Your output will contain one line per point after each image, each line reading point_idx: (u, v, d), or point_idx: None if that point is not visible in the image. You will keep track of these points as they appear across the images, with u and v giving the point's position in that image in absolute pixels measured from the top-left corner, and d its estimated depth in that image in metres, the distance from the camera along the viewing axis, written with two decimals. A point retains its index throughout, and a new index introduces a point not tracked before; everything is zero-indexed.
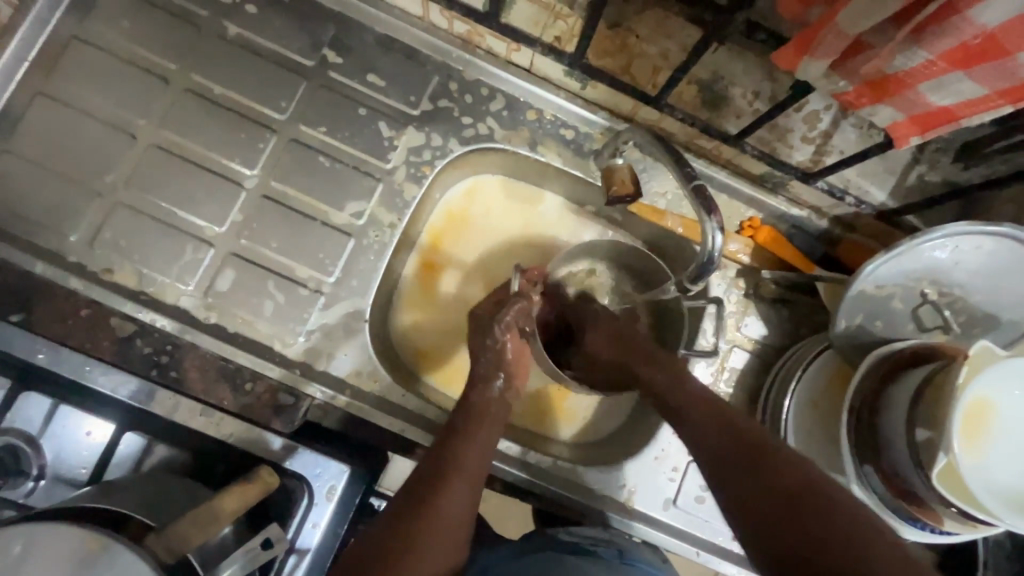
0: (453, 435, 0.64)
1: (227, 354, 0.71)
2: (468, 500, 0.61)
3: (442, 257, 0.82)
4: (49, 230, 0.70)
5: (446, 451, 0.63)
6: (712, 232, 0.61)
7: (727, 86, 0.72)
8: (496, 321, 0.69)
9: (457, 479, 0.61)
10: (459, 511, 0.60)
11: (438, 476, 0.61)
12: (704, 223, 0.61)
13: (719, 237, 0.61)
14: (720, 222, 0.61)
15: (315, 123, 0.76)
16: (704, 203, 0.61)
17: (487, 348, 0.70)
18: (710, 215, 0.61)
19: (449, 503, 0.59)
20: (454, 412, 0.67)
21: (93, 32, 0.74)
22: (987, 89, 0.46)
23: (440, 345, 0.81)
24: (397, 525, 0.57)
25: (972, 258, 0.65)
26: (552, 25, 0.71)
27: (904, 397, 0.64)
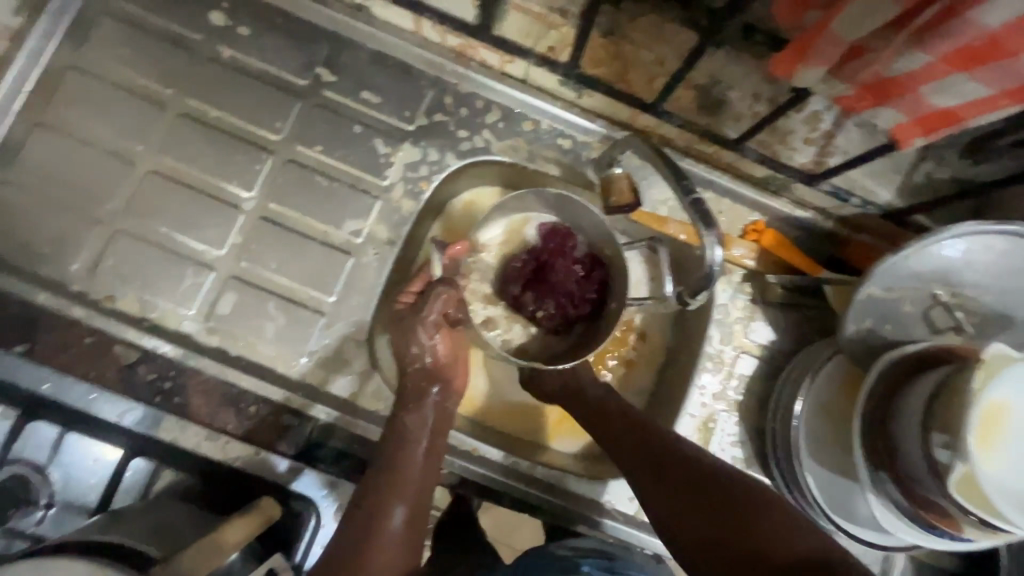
0: (380, 477, 0.62)
1: (230, 378, 0.71)
2: (397, 545, 0.59)
3: None
4: (51, 259, 0.71)
5: (372, 496, 0.61)
6: (710, 246, 0.59)
7: (725, 89, 0.70)
8: (420, 323, 0.67)
9: (383, 529, 0.59)
10: (389, 558, 0.58)
11: (366, 526, 0.59)
12: (701, 236, 0.60)
13: (717, 252, 0.59)
14: (719, 235, 0.60)
15: (311, 143, 0.76)
16: (703, 216, 0.60)
17: (418, 356, 0.68)
18: (709, 229, 0.59)
19: (379, 553, 0.58)
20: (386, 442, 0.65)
21: (89, 60, 0.75)
22: (993, 90, 0.45)
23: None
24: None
25: (982, 258, 0.64)
26: (545, 35, 0.70)
27: (917, 402, 0.63)
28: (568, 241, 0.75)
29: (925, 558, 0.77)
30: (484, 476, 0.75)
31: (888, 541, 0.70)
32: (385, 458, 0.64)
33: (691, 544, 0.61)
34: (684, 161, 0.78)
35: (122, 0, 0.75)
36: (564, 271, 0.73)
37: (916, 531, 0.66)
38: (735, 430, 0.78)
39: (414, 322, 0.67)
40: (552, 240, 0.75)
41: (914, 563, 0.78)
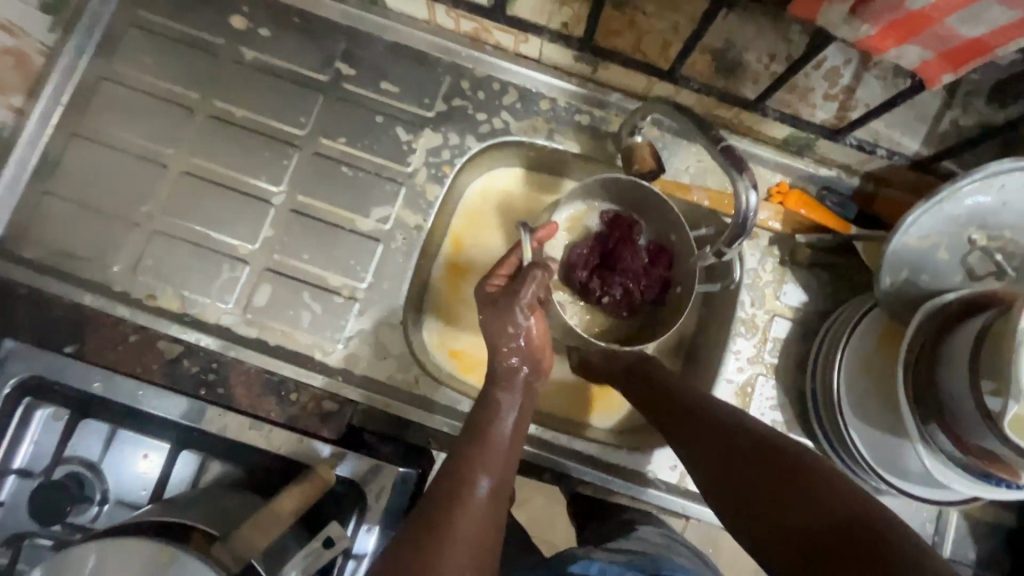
0: (466, 453, 0.61)
1: (270, 367, 0.72)
2: (482, 519, 0.56)
3: (466, 259, 0.82)
4: (94, 262, 0.73)
5: (458, 468, 0.59)
6: (745, 191, 0.59)
7: (741, 52, 0.71)
8: (518, 298, 0.67)
9: (470, 502, 0.56)
10: (474, 531, 0.55)
11: (452, 498, 0.56)
12: (735, 183, 0.59)
13: (754, 195, 0.58)
14: (753, 180, 0.59)
15: (335, 135, 0.78)
16: (734, 161, 0.59)
17: (509, 337, 0.66)
18: (741, 173, 0.58)
19: (465, 524, 0.55)
20: (473, 420, 0.65)
21: (119, 71, 0.78)
22: (1019, 14, 0.44)
23: (467, 343, 0.81)
24: (408, 551, 0.52)
25: (1018, 197, 0.63)
26: (558, 12, 0.72)
27: (963, 347, 0.61)
28: (632, 231, 0.76)
29: (979, 514, 0.76)
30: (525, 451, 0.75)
31: (941, 496, 0.69)
32: (472, 435, 0.63)
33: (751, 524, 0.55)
34: None
35: (148, 12, 0.79)
36: (631, 255, 0.75)
37: (971, 481, 0.64)
38: (773, 395, 0.77)
39: (511, 300, 0.67)
40: (617, 229, 0.77)
41: (968, 521, 0.76)
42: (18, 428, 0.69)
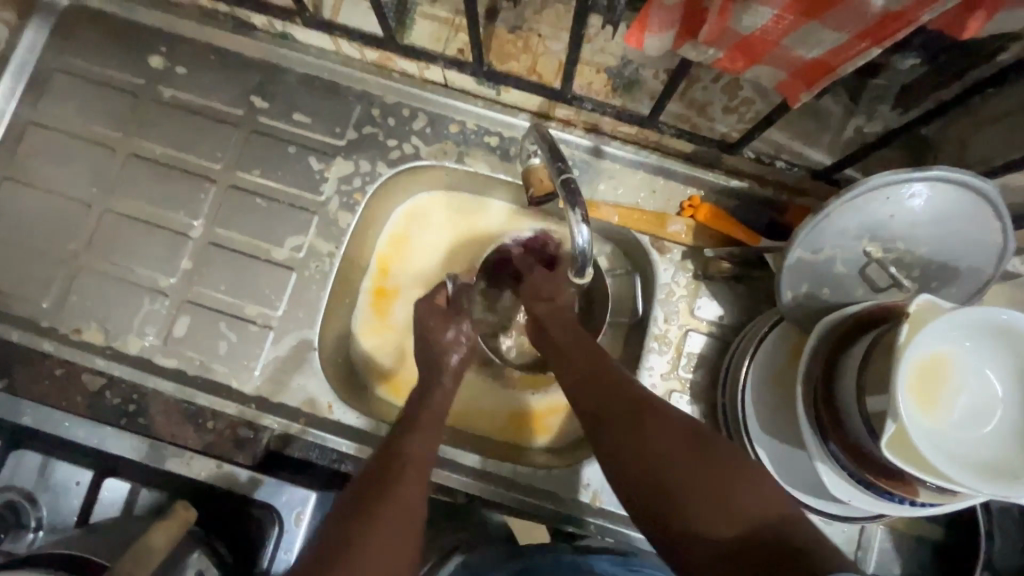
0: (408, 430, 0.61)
1: (188, 396, 0.75)
2: (422, 489, 0.55)
3: (391, 283, 0.84)
4: (24, 300, 0.77)
5: (399, 445, 0.59)
6: (576, 225, 0.60)
7: (638, 69, 0.71)
8: (461, 317, 0.74)
9: (415, 474, 0.56)
10: (414, 502, 0.54)
11: (397, 469, 0.56)
12: (569, 215, 0.60)
13: (583, 230, 0.60)
14: (585, 213, 0.61)
15: (250, 167, 0.80)
16: (570, 194, 0.60)
17: (449, 336, 0.72)
18: (573, 207, 0.60)
19: (407, 491, 0.54)
20: (413, 408, 0.65)
21: (47, 114, 0.81)
22: (846, 35, 0.44)
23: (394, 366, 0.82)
24: (348, 516, 0.51)
25: (910, 208, 0.61)
26: (454, 39, 0.74)
27: (853, 366, 0.61)
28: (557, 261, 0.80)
29: (904, 528, 0.74)
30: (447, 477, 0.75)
31: (852, 512, 0.68)
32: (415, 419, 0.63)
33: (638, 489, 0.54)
34: (610, 145, 0.78)
35: (72, 56, 0.82)
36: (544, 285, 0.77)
37: (873, 499, 0.64)
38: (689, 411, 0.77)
39: (454, 314, 0.74)
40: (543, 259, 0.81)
41: (894, 534, 0.74)
42: None
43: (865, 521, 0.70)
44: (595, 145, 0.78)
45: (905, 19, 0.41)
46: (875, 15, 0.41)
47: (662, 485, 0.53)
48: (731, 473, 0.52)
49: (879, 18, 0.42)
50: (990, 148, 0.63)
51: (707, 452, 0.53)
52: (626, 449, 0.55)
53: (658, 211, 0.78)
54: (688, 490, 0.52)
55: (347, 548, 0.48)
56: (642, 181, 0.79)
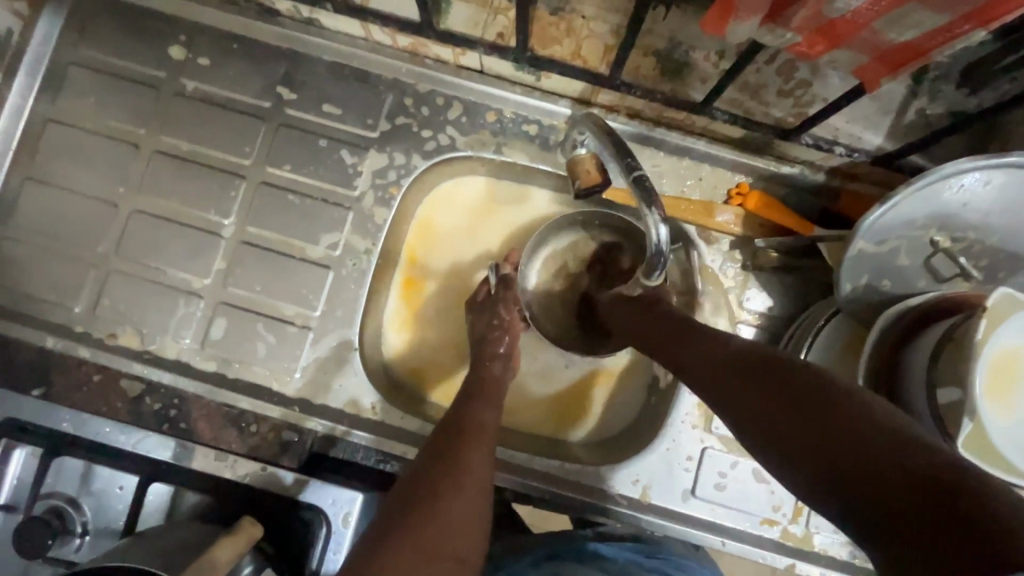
0: (469, 402, 0.63)
1: (230, 400, 0.74)
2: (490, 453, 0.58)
3: (421, 275, 0.81)
4: (56, 305, 0.75)
5: (462, 413, 0.62)
6: (653, 225, 0.59)
7: (688, 51, 0.67)
8: (501, 304, 0.73)
9: (481, 439, 0.59)
10: (486, 466, 0.56)
11: (464, 435, 0.58)
12: (644, 216, 0.59)
13: (662, 229, 0.58)
14: (662, 212, 0.59)
15: (280, 162, 0.77)
16: (644, 193, 0.58)
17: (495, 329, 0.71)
18: (651, 207, 0.58)
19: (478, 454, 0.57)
20: (469, 384, 0.66)
21: (66, 111, 0.78)
22: (950, 17, 0.41)
23: (438, 367, 0.81)
24: (427, 478, 0.54)
25: (981, 197, 0.59)
26: (493, 22, 0.70)
27: (921, 361, 0.59)
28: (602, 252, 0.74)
29: None
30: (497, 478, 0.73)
31: None
32: (474, 390, 0.65)
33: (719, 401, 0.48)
34: (656, 131, 0.75)
35: (88, 48, 0.78)
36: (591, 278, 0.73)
37: None
38: None
39: (493, 302, 0.74)
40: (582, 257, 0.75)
41: None
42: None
43: None
44: (640, 132, 0.75)
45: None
46: None
47: (769, 431, 0.43)
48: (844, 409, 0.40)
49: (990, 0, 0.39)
50: None
51: (779, 370, 0.45)
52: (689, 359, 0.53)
53: (704, 199, 0.75)
54: (764, 403, 0.45)
55: (431, 507, 0.51)
56: (688, 169, 0.76)
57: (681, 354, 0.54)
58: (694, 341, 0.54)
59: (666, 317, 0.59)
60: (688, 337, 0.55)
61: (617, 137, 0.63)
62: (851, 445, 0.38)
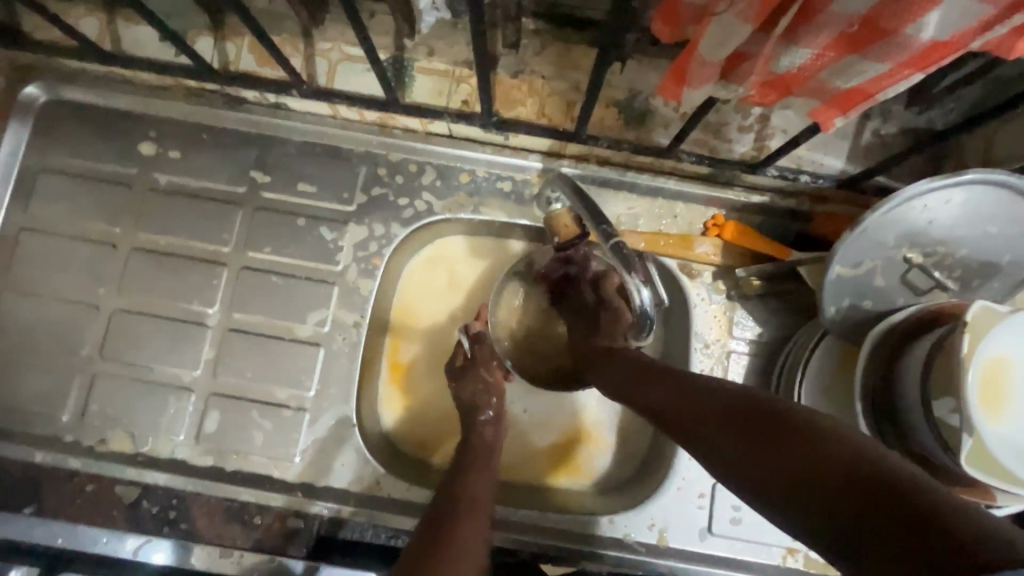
0: (463, 472, 0.64)
1: (230, 493, 0.72)
2: (484, 528, 0.58)
3: (408, 353, 0.81)
4: (42, 416, 0.73)
5: (457, 482, 0.62)
6: (636, 288, 0.60)
7: (647, 99, 0.70)
8: (481, 365, 0.74)
9: (473, 511, 0.59)
10: (479, 540, 0.56)
11: (457, 506, 0.59)
12: (626, 280, 0.60)
13: (644, 291, 0.60)
14: (643, 275, 0.61)
15: (260, 246, 0.77)
16: (625, 259, 0.60)
17: (480, 390, 0.72)
18: (631, 271, 0.60)
19: (470, 518, 0.57)
20: (458, 456, 0.67)
21: (38, 217, 0.77)
22: (889, 65, 0.42)
23: (436, 435, 0.80)
24: (420, 554, 0.52)
25: (945, 212, 0.60)
26: (457, 91, 0.72)
27: (914, 378, 0.60)
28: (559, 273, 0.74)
29: None
30: (510, 539, 0.72)
31: None
32: (464, 459, 0.66)
33: (701, 437, 0.48)
34: (627, 175, 0.77)
35: (58, 153, 0.78)
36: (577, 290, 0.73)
37: None
38: None
39: (473, 365, 0.74)
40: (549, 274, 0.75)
41: None
42: None
43: None
44: (611, 177, 0.76)
45: (955, 46, 0.39)
46: (924, 45, 0.39)
47: (735, 454, 0.45)
48: (812, 435, 0.41)
49: (925, 48, 0.40)
50: None
51: (763, 412, 0.45)
52: (669, 398, 0.53)
53: (682, 233, 0.76)
54: (733, 440, 0.46)
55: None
56: (663, 208, 0.78)
57: (665, 387, 0.55)
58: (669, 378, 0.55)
59: (648, 363, 0.59)
60: (658, 375, 0.56)
61: (588, 197, 0.66)
62: (832, 468, 0.38)
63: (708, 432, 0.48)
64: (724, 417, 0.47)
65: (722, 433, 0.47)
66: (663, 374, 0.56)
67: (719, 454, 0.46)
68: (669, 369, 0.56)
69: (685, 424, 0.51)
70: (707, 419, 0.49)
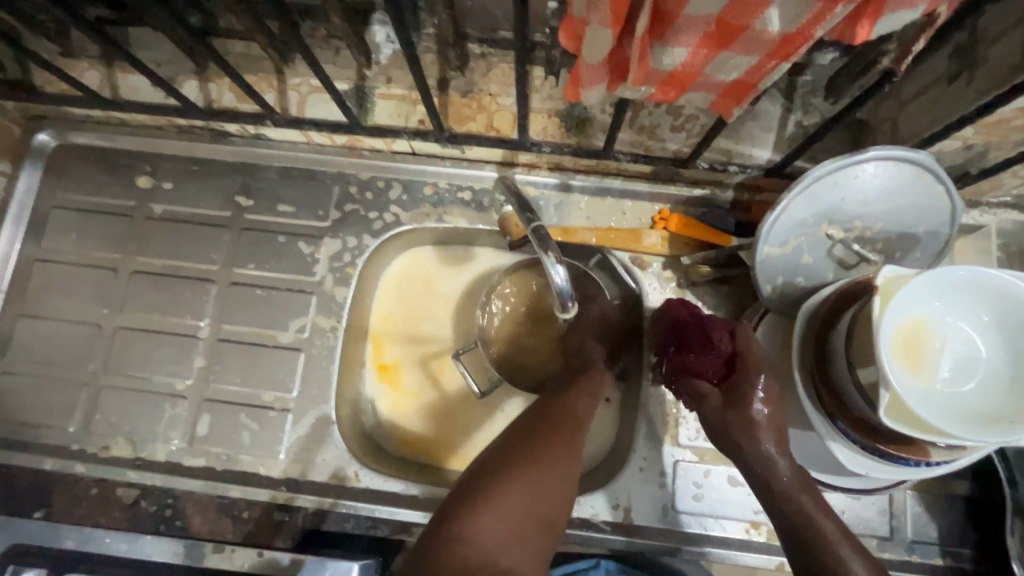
0: (538, 441, 0.62)
1: (220, 491, 0.77)
2: (533, 497, 0.58)
3: (390, 356, 0.87)
4: (51, 427, 0.80)
5: (530, 442, 0.62)
6: (551, 266, 0.62)
7: (585, 107, 0.77)
8: (593, 371, 0.70)
9: (531, 472, 0.59)
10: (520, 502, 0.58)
11: (516, 463, 0.60)
12: (541, 259, 0.63)
13: (558, 269, 0.62)
14: (558, 254, 0.63)
15: (246, 262, 0.85)
16: (541, 239, 0.63)
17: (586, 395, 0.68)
18: (546, 250, 0.63)
19: (534, 486, 0.58)
20: (542, 416, 0.65)
21: (50, 249, 0.86)
22: (757, 57, 0.48)
23: (434, 443, 0.84)
24: (464, 499, 0.58)
25: (857, 189, 0.65)
26: (414, 112, 0.80)
27: (841, 344, 0.63)
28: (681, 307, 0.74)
29: (932, 490, 0.76)
30: None
31: (873, 483, 0.70)
32: (553, 419, 0.64)
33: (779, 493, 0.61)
34: (575, 178, 0.83)
35: (67, 191, 0.88)
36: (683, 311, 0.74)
37: (891, 468, 0.65)
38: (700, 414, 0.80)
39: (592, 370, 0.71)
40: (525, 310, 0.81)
41: (925, 498, 0.76)
42: None
43: (889, 491, 0.72)
44: (561, 180, 0.83)
45: (803, 37, 0.45)
46: (775, 37, 0.46)
47: (802, 525, 0.59)
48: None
49: (779, 40, 0.46)
50: (916, 122, 0.67)
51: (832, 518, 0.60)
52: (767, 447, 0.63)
53: (632, 228, 0.82)
54: (808, 510, 0.60)
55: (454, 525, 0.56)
56: (612, 206, 0.83)
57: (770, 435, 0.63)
58: (778, 426, 0.64)
59: (774, 401, 0.65)
60: (774, 420, 0.64)
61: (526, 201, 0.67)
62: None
63: (790, 485, 0.61)
64: (799, 482, 0.61)
65: (799, 508, 0.60)
66: (772, 416, 0.64)
67: (794, 507, 0.60)
68: (777, 413, 0.65)
69: (771, 471, 0.62)
70: (789, 477, 0.62)
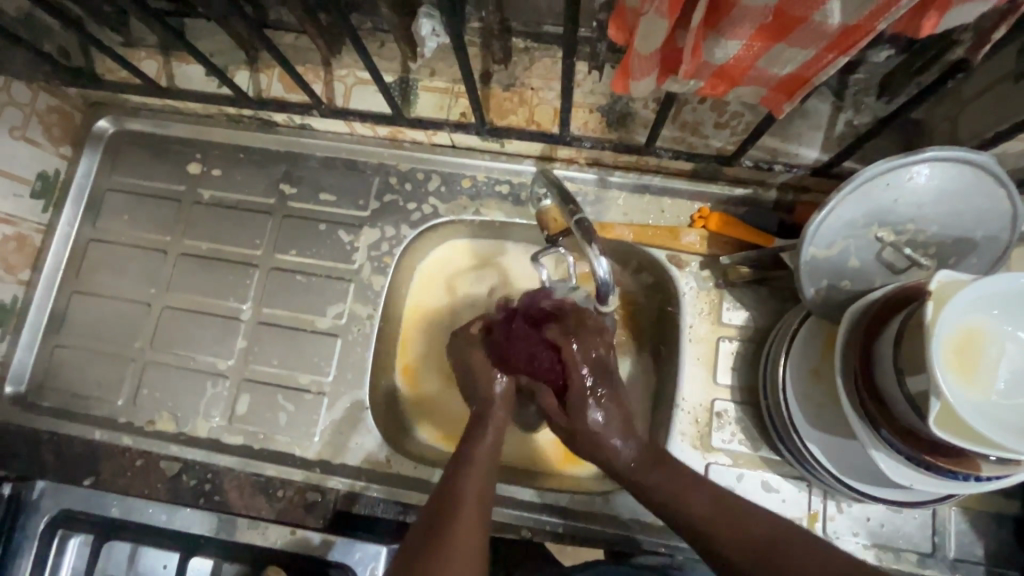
0: (460, 470, 0.62)
1: (257, 468, 0.80)
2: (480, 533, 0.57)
3: (421, 349, 0.88)
4: (101, 400, 0.84)
5: (451, 480, 0.61)
6: (595, 259, 0.63)
7: (628, 103, 0.77)
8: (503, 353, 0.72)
9: (466, 512, 0.58)
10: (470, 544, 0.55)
11: (452, 506, 0.58)
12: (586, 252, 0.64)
13: (602, 261, 0.63)
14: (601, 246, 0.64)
15: (287, 248, 0.87)
16: (585, 233, 0.64)
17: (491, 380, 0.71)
18: (590, 243, 0.63)
19: (467, 514, 0.57)
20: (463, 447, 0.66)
21: (104, 230, 0.90)
22: (814, 50, 0.47)
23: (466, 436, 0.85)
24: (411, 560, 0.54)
25: (911, 190, 0.63)
26: (456, 104, 0.81)
27: (887, 350, 0.61)
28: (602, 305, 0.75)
29: (979, 507, 0.73)
30: (513, 515, 0.76)
31: (916, 497, 0.68)
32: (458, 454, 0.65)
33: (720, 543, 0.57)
34: (613, 175, 0.83)
35: (121, 174, 0.91)
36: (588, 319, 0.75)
37: (937, 481, 0.63)
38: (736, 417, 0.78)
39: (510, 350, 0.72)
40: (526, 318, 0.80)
41: (971, 514, 0.73)
42: (54, 559, 0.75)
43: (933, 505, 0.69)
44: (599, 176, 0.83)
45: (865, 29, 0.44)
46: (836, 29, 0.44)
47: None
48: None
49: (839, 32, 0.45)
50: (977, 122, 0.65)
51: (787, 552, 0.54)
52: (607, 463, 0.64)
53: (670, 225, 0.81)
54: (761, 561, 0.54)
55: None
56: (650, 203, 0.83)
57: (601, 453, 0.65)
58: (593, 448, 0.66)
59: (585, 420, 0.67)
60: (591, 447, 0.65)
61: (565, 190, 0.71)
62: None
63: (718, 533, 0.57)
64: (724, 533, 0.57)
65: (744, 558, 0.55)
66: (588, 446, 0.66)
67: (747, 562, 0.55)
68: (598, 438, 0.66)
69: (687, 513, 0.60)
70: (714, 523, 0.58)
